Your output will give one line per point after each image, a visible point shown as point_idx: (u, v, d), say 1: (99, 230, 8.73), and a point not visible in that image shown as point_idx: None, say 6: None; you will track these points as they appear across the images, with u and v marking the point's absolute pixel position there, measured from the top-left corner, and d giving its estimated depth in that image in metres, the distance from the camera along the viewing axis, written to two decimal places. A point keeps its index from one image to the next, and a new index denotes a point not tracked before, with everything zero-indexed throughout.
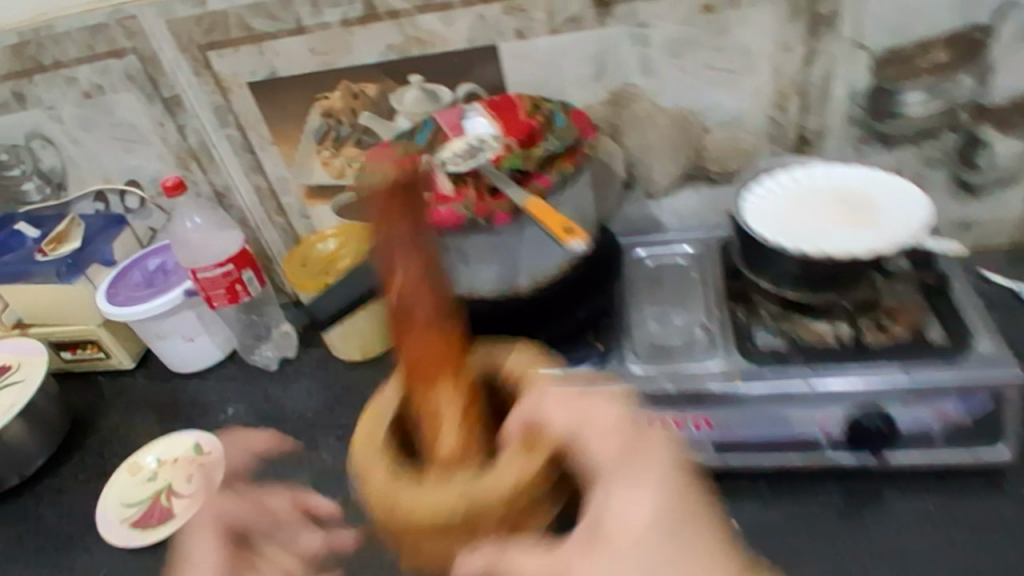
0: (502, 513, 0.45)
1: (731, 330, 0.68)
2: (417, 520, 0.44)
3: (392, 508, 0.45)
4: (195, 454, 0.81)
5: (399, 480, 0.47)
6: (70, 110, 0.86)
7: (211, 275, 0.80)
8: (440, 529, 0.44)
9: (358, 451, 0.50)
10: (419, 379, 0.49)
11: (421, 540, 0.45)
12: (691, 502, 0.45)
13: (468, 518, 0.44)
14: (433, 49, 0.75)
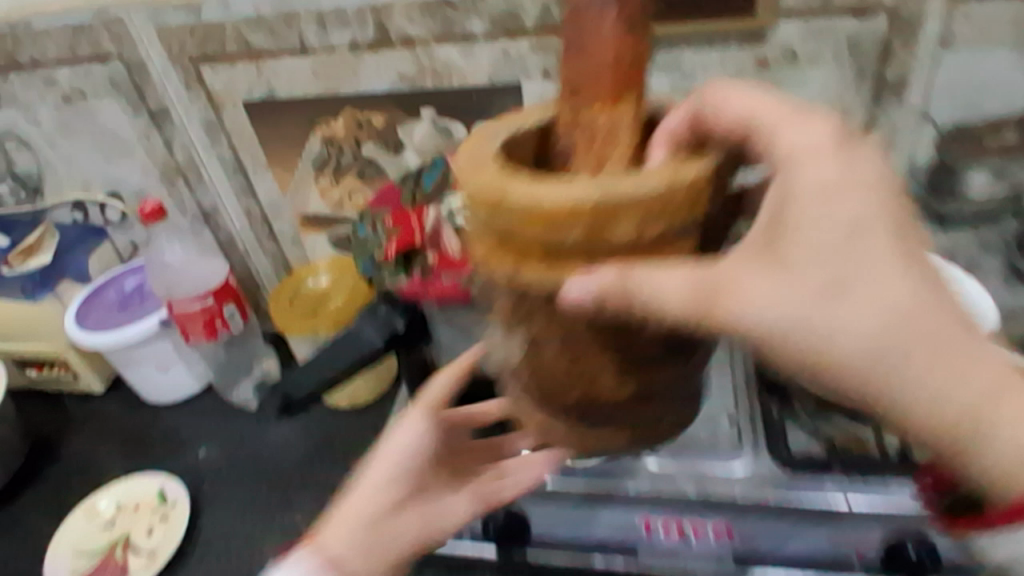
0: (665, 226, 0.33)
1: (761, 424, 0.61)
2: (546, 203, 0.32)
3: (506, 205, 0.33)
4: (157, 501, 0.73)
5: (517, 173, 0.35)
6: (48, 112, 0.78)
7: (188, 309, 0.73)
8: (577, 253, 0.34)
9: (478, 136, 0.39)
10: (591, 97, 0.38)
11: (526, 230, 0.33)
12: (903, 206, 0.38)
13: (609, 246, 0.33)
14: (450, 83, 0.67)
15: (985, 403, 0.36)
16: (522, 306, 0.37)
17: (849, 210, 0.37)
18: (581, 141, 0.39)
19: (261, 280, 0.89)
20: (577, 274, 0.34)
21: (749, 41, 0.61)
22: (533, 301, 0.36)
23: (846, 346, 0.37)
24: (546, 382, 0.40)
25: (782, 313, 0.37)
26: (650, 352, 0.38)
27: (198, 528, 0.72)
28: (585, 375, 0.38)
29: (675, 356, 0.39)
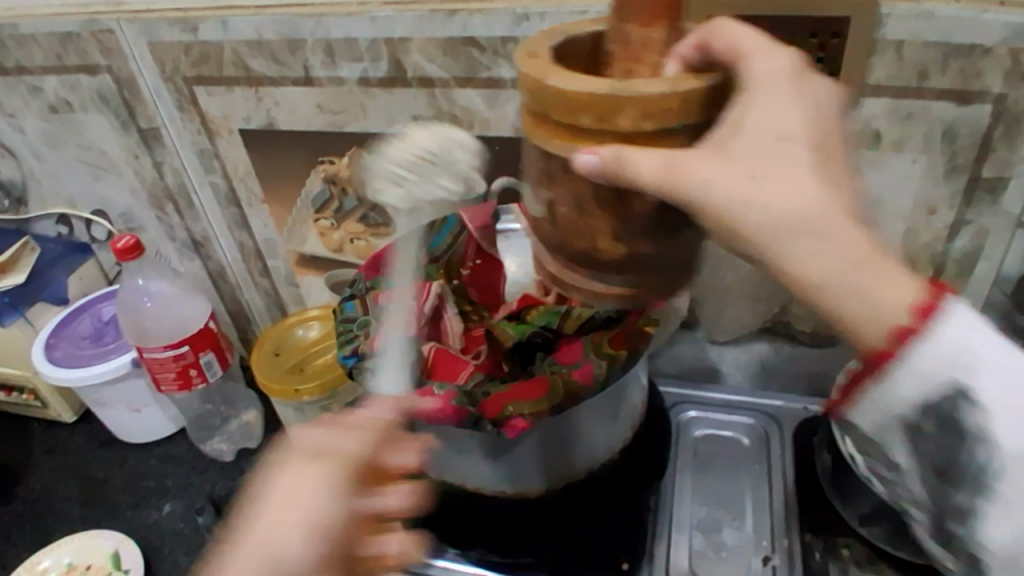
0: (661, 124, 0.33)
1: (799, 572, 0.53)
2: (578, 90, 0.32)
3: (544, 94, 0.33)
4: (110, 568, 0.66)
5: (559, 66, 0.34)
6: (34, 121, 0.71)
7: (159, 357, 0.65)
8: (578, 135, 0.33)
9: (538, 37, 0.37)
10: (631, 14, 0.35)
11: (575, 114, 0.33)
12: (829, 138, 0.36)
13: (616, 132, 0.33)
14: (470, 132, 0.59)
15: (865, 289, 0.32)
16: (547, 176, 0.36)
17: (785, 120, 0.35)
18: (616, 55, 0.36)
19: (251, 316, 0.81)
20: (586, 148, 0.33)
21: None
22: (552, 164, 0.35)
23: (758, 221, 0.34)
24: (558, 234, 0.37)
25: (724, 199, 0.33)
26: (645, 212, 0.35)
27: None
28: (586, 233, 0.36)
29: (662, 234, 0.36)
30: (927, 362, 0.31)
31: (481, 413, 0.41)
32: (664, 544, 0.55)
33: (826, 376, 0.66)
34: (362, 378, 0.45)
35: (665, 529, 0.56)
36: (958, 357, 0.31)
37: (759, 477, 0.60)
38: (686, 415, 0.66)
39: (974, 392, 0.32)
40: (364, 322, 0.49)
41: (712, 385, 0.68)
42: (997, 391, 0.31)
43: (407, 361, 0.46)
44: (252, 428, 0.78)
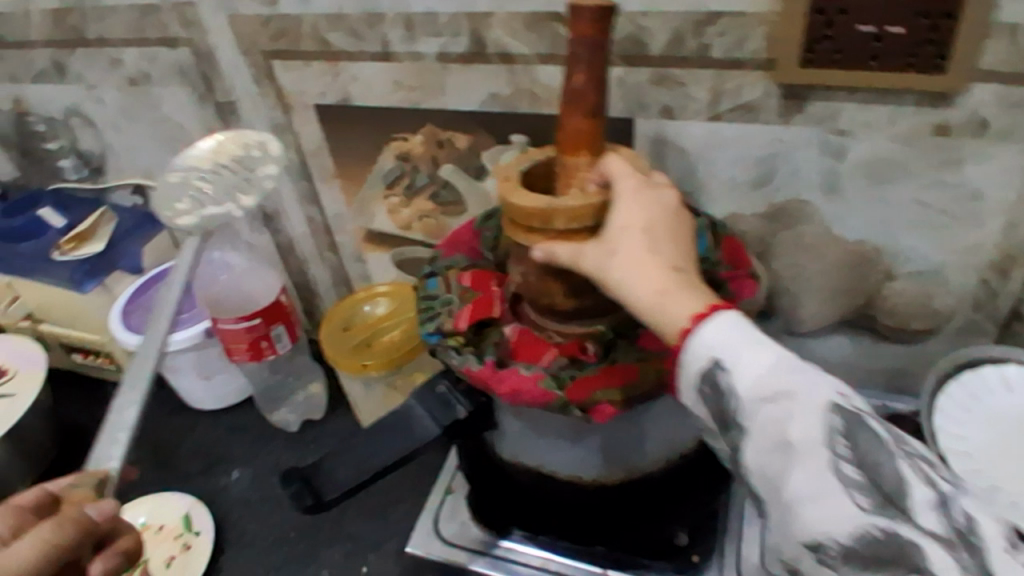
0: (586, 223, 0.41)
1: None
2: (525, 205, 0.41)
3: (508, 206, 0.42)
4: (182, 529, 0.68)
5: (515, 183, 0.43)
6: (113, 93, 0.73)
7: (233, 328, 0.66)
8: (529, 233, 0.41)
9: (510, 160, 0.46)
10: (566, 143, 0.42)
11: (526, 227, 0.41)
12: (684, 232, 0.41)
13: (555, 231, 0.41)
14: (550, 110, 0.57)
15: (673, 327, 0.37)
16: (519, 256, 0.44)
17: (653, 214, 0.40)
18: (561, 174, 0.43)
19: (317, 290, 0.82)
20: (537, 241, 0.41)
21: (932, 102, 0.48)
22: (516, 247, 0.44)
23: (624, 286, 0.38)
24: (529, 293, 0.44)
25: (603, 270, 0.39)
26: (579, 280, 0.42)
27: (217, 568, 0.66)
28: (543, 291, 0.43)
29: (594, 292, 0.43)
30: (704, 346, 0.35)
31: (570, 397, 0.40)
32: (734, 538, 0.54)
33: (909, 373, 0.63)
34: (446, 355, 0.44)
35: (737, 525, 0.55)
36: (718, 339, 0.35)
37: None
38: None
39: (731, 366, 0.34)
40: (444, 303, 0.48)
41: None
42: (750, 363, 0.34)
43: (491, 341, 0.45)
44: (318, 399, 0.79)
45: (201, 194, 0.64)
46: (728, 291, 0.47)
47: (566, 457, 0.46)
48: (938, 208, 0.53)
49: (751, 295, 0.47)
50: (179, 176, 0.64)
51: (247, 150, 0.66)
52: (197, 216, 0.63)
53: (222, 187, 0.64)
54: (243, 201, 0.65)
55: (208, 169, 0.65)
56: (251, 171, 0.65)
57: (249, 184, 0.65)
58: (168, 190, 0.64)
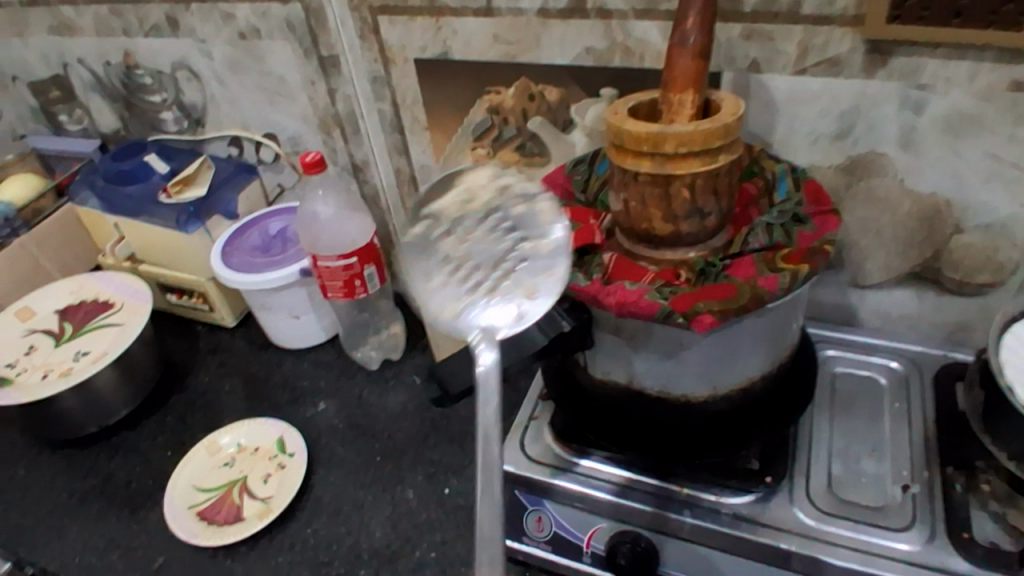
0: (693, 148, 0.46)
1: (939, 503, 0.54)
2: (639, 130, 0.47)
3: (619, 133, 0.48)
4: (276, 450, 0.74)
5: (625, 115, 0.49)
6: (221, 47, 0.79)
7: (332, 265, 0.72)
8: (639, 157, 0.47)
9: (618, 100, 0.52)
10: (671, 81, 0.49)
11: (637, 156, 0.48)
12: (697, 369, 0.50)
13: (664, 154, 0.46)
14: (641, 64, 0.61)
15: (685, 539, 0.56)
16: (623, 182, 0.50)
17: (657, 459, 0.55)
18: (664, 111, 0.50)
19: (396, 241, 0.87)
20: (648, 162, 0.47)
21: (1011, 58, 0.51)
22: (621, 174, 0.50)
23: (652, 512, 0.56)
24: (631, 219, 0.51)
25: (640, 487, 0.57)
26: (683, 205, 0.48)
27: (310, 484, 0.72)
28: (647, 215, 0.50)
29: (693, 218, 0.49)
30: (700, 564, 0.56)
31: (674, 307, 0.45)
32: (802, 466, 0.58)
33: (970, 327, 0.66)
34: None
35: (805, 457, 0.59)
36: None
37: (900, 416, 0.62)
38: (824, 354, 0.68)
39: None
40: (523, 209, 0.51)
41: (849, 328, 0.70)
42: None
43: (593, 264, 0.50)
44: (397, 339, 0.85)
45: (468, 274, 0.50)
46: (811, 225, 0.51)
47: (656, 371, 0.51)
48: (1012, 162, 0.56)
49: (834, 227, 0.50)
50: (434, 226, 0.51)
51: (505, 185, 0.50)
52: (474, 303, 0.49)
53: (482, 261, 0.49)
54: (529, 295, 0.48)
55: (459, 224, 0.50)
56: (509, 230, 0.49)
57: (533, 266, 0.49)
58: (422, 262, 0.51)
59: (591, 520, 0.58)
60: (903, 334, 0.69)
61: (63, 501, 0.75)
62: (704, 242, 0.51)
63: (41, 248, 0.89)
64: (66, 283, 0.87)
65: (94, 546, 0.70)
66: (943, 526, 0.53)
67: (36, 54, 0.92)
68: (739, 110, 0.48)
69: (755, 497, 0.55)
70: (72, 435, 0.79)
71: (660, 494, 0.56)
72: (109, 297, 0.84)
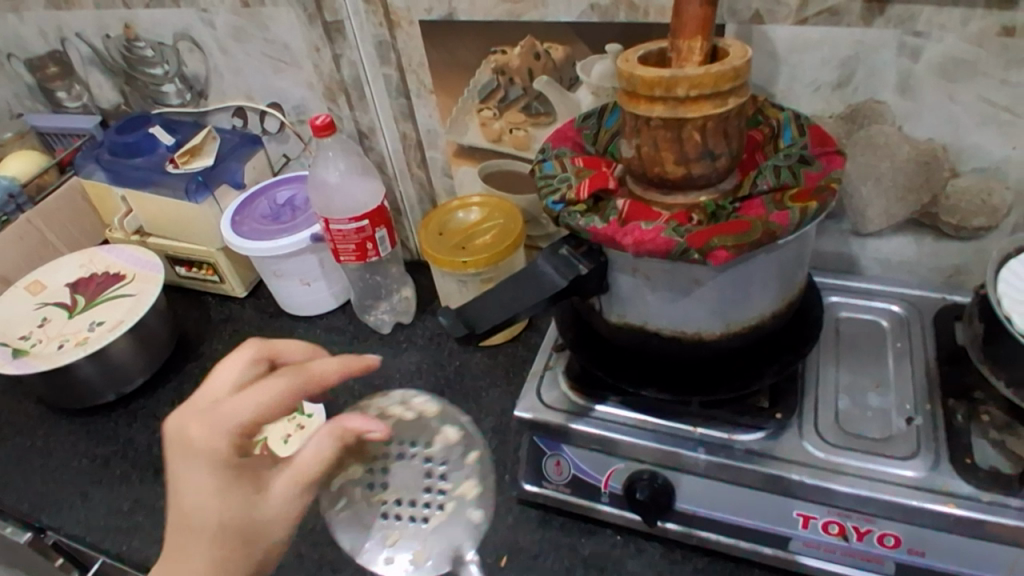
0: (703, 91, 0.47)
1: (942, 432, 0.57)
2: (651, 75, 0.48)
3: (631, 80, 0.50)
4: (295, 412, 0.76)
5: (636, 62, 0.51)
6: (225, 16, 0.79)
7: (344, 229, 0.74)
8: (651, 102, 0.49)
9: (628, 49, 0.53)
10: (680, 27, 0.50)
11: (649, 100, 0.49)
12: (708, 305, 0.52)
13: (675, 98, 0.48)
14: (646, 19, 0.62)
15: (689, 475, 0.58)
16: (635, 128, 0.52)
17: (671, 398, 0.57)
18: (673, 58, 0.51)
19: (402, 208, 0.89)
20: (660, 105, 0.49)
21: (1002, 2, 0.54)
22: (634, 121, 0.51)
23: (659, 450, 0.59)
24: (643, 165, 0.53)
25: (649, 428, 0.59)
26: (694, 149, 0.50)
27: None
28: (659, 160, 0.51)
29: (703, 161, 0.51)
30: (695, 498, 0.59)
31: (691, 243, 0.47)
32: (812, 403, 0.61)
33: (966, 270, 0.69)
34: (571, 219, 0.51)
35: (813, 394, 0.61)
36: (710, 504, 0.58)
37: (902, 355, 0.64)
38: (829, 300, 0.70)
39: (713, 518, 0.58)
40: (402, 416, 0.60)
41: (849, 275, 0.72)
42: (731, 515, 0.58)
43: (608, 209, 0.52)
44: (408, 303, 0.87)
45: (413, 515, 0.56)
46: (818, 165, 0.53)
47: (670, 309, 0.53)
48: (1004, 105, 0.58)
49: (840, 166, 0.53)
50: (368, 492, 0.57)
51: (391, 419, 0.60)
52: (435, 536, 0.56)
53: (418, 495, 0.57)
54: (472, 503, 0.58)
55: (380, 472, 0.57)
56: (422, 460, 0.58)
57: (455, 471, 0.59)
58: (368, 522, 0.56)
59: (609, 461, 0.60)
60: (902, 279, 0.71)
61: (84, 468, 0.76)
62: (714, 185, 0.53)
63: (47, 224, 0.89)
64: (76, 257, 0.87)
65: (118, 508, 0.71)
66: (947, 453, 0.55)
67: (34, 30, 0.91)
68: (748, 55, 0.49)
69: (767, 432, 0.58)
70: (90, 404, 0.80)
71: (675, 432, 0.59)
72: (119, 269, 0.85)
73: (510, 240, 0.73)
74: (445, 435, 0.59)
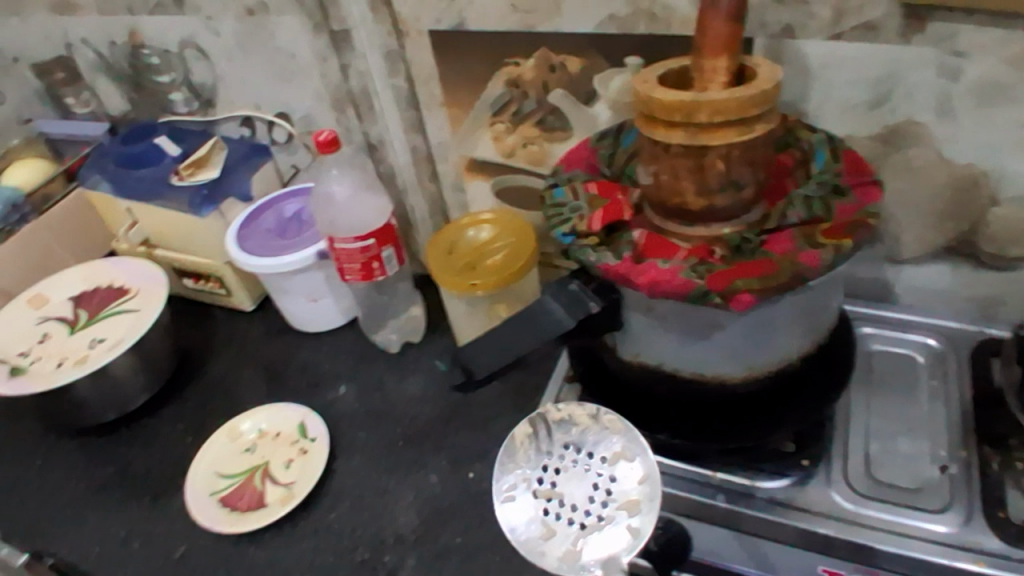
0: (727, 118, 0.43)
1: (974, 484, 0.53)
2: (671, 99, 0.44)
3: (649, 103, 0.45)
4: (297, 435, 0.74)
5: (654, 83, 0.46)
6: (229, 24, 0.76)
7: (349, 248, 0.71)
8: (670, 127, 0.45)
9: (646, 67, 0.49)
10: (703, 46, 0.46)
11: (669, 125, 0.45)
12: (731, 346, 0.48)
13: (696, 125, 0.44)
14: (668, 31, 0.58)
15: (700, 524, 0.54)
16: (652, 155, 0.47)
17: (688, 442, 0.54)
18: (695, 78, 0.47)
19: (412, 222, 0.86)
20: (679, 132, 0.44)
21: None
22: (651, 147, 0.47)
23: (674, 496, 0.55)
24: (661, 195, 0.49)
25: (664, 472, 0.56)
26: (717, 179, 0.46)
27: (331, 470, 0.72)
28: (677, 190, 0.47)
29: (727, 192, 0.47)
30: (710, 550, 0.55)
31: (711, 286, 0.43)
32: (840, 446, 0.56)
33: (1007, 302, 0.64)
34: (582, 252, 0.48)
35: (842, 435, 0.57)
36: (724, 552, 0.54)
37: (937, 394, 0.60)
38: (861, 331, 0.66)
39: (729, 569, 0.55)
40: (585, 427, 0.51)
41: (883, 304, 0.68)
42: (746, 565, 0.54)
43: (623, 241, 0.48)
44: (416, 322, 0.85)
45: (574, 518, 0.48)
46: (852, 197, 0.48)
47: (687, 351, 0.50)
48: None
49: (876, 200, 0.48)
50: (534, 487, 0.50)
51: (575, 424, 0.52)
52: (588, 542, 0.47)
53: (583, 500, 0.49)
54: (637, 516, 0.47)
55: (552, 471, 0.50)
56: (596, 469, 0.50)
57: (631, 477, 0.49)
58: (527, 514, 0.49)
59: None
60: (938, 309, 0.66)
61: (83, 489, 0.75)
62: (739, 216, 0.49)
63: (53, 234, 0.88)
64: (80, 269, 0.86)
65: (116, 533, 0.70)
66: (978, 505, 0.51)
67: (41, 34, 0.90)
68: (776, 76, 0.45)
69: (791, 480, 0.54)
70: (92, 422, 0.78)
71: (694, 476, 0.55)
72: (124, 283, 0.83)
73: (523, 261, 0.69)
74: (624, 446, 0.50)
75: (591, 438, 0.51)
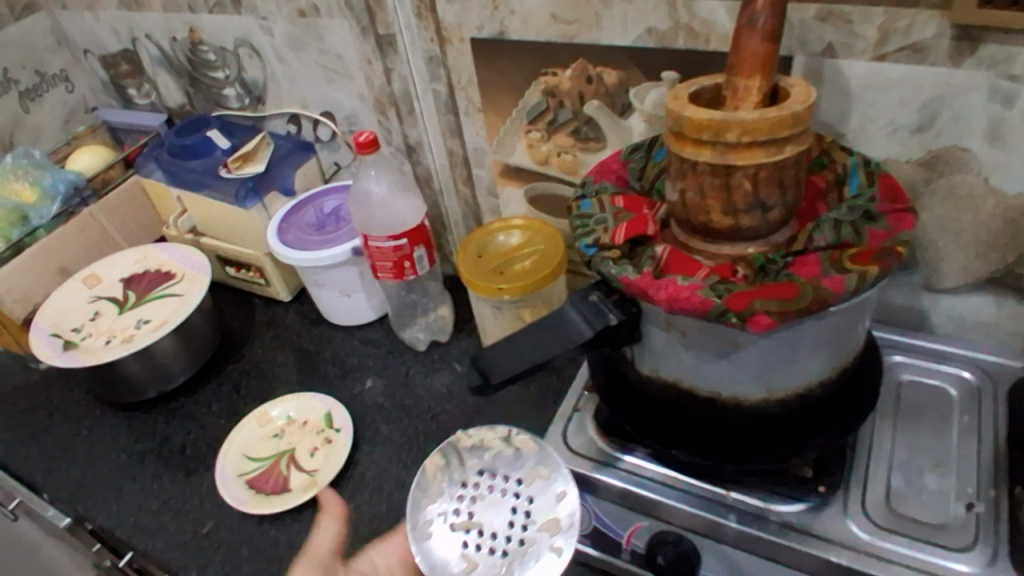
0: (755, 138, 0.43)
1: (1006, 525, 0.51)
2: (700, 117, 0.44)
3: (678, 120, 0.46)
4: (323, 425, 0.76)
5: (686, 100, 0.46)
6: (282, 25, 0.79)
7: (382, 246, 0.72)
8: (698, 145, 0.45)
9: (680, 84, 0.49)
10: (737, 64, 0.46)
11: (697, 143, 0.45)
12: (748, 368, 0.48)
13: (724, 144, 0.44)
14: (706, 47, 0.58)
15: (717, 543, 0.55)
16: (680, 171, 0.47)
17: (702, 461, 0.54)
18: (728, 97, 0.47)
19: (447, 224, 0.87)
20: (707, 150, 0.44)
21: None
22: (679, 163, 0.47)
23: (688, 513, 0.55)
24: (687, 212, 0.49)
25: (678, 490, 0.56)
26: (744, 199, 0.46)
27: (354, 461, 0.73)
28: (703, 207, 0.47)
29: (753, 213, 0.46)
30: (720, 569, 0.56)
31: (729, 305, 0.43)
32: (862, 475, 0.56)
33: None
34: (603, 264, 0.48)
35: (864, 464, 0.56)
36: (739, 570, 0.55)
37: (968, 428, 0.58)
38: (892, 359, 0.64)
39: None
40: (495, 450, 0.55)
41: (919, 332, 0.66)
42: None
43: (645, 256, 0.49)
44: (445, 321, 0.86)
45: (496, 545, 0.50)
46: (884, 223, 0.47)
47: (704, 370, 0.50)
48: None
49: (909, 227, 0.47)
50: (453, 519, 0.52)
51: (488, 450, 0.55)
52: (511, 566, 0.49)
53: (502, 526, 0.51)
54: (556, 535, 0.50)
55: (470, 501, 0.53)
56: (512, 495, 0.53)
57: (545, 496, 0.52)
58: (449, 551, 0.51)
59: (631, 517, 0.57)
60: (976, 340, 0.65)
61: (121, 462, 0.78)
62: (766, 236, 0.49)
63: (108, 218, 0.93)
64: (132, 252, 0.90)
65: (149, 506, 0.73)
66: (1008, 548, 0.50)
67: (109, 29, 0.94)
68: (809, 97, 0.44)
69: (807, 505, 0.53)
70: (134, 398, 0.82)
71: (708, 495, 0.55)
72: (171, 268, 0.87)
73: (551, 268, 0.70)
74: (538, 468, 0.53)
75: (503, 462, 0.54)
